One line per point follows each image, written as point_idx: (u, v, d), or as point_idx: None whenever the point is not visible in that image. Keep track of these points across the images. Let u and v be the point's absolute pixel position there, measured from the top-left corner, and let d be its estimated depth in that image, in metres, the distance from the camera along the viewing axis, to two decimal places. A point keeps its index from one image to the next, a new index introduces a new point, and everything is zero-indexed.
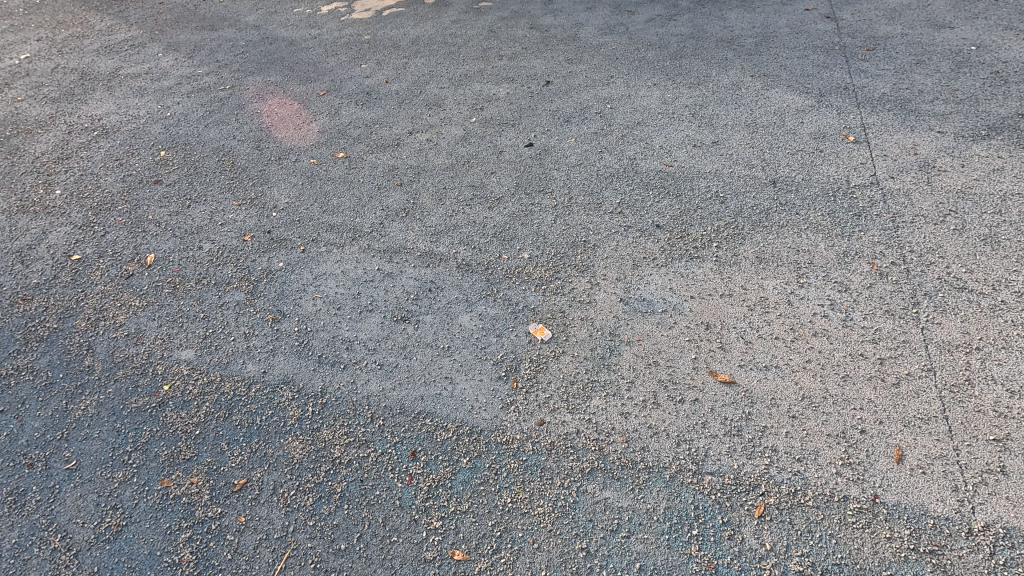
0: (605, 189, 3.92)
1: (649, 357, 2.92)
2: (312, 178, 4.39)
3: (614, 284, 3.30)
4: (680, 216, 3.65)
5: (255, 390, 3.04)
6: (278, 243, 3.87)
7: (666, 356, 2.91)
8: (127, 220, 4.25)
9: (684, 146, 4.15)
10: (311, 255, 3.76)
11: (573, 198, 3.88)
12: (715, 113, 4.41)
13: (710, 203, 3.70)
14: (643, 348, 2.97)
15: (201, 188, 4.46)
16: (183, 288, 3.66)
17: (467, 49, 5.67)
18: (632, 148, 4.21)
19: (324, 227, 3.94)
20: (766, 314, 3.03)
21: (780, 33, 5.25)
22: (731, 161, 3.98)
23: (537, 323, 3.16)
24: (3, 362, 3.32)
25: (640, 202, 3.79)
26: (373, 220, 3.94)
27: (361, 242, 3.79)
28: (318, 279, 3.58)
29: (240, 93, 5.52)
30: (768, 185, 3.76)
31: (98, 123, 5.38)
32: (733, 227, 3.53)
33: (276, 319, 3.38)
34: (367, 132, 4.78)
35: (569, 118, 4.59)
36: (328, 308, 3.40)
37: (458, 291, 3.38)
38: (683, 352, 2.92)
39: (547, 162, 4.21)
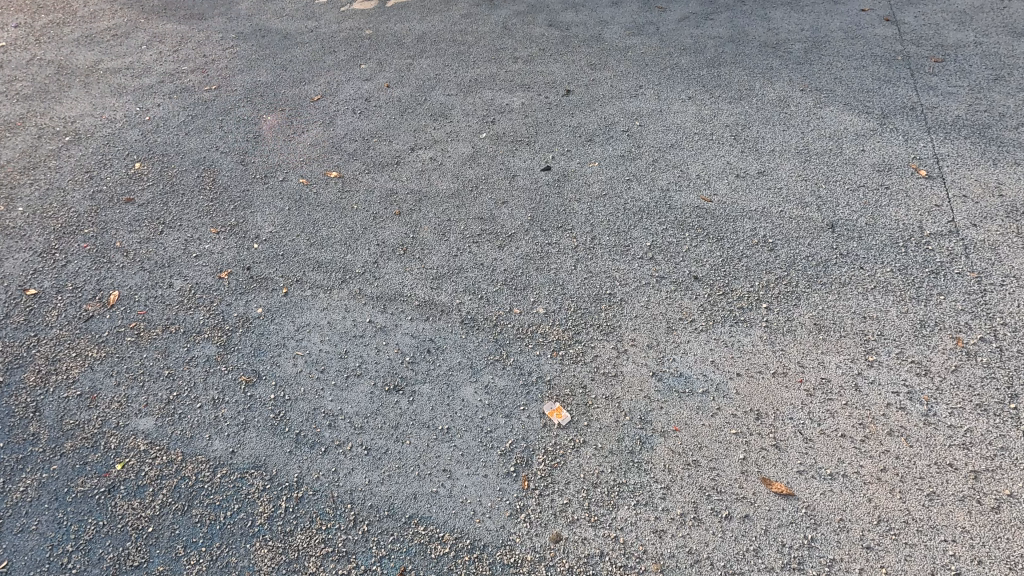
0: (633, 227, 3.39)
1: (687, 455, 2.44)
2: (300, 202, 3.89)
3: (644, 353, 2.80)
4: (722, 266, 3.12)
5: (220, 475, 2.60)
6: (257, 284, 3.39)
7: (709, 455, 2.43)
8: (92, 246, 3.78)
9: (725, 176, 3.60)
10: (294, 299, 3.28)
11: (595, 238, 3.36)
12: (761, 136, 3.84)
13: (757, 250, 3.17)
14: (681, 442, 2.48)
15: (176, 210, 3.97)
16: (147, 337, 3.20)
17: (478, 48, 5.10)
18: (664, 176, 3.67)
19: (311, 265, 3.46)
20: (829, 402, 2.53)
21: (833, 38, 4.63)
22: (780, 197, 3.43)
23: (553, 401, 2.67)
24: None
25: (675, 245, 3.26)
26: (366, 258, 3.44)
27: (351, 286, 3.30)
28: (301, 332, 3.11)
29: (227, 95, 5.00)
30: (825, 230, 3.22)
31: (71, 127, 4.89)
32: (785, 283, 3.00)
33: (250, 382, 2.91)
34: (364, 146, 4.26)
35: (593, 136, 4.03)
36: (311, 370, 2.93)
37: (461, 355, 2.90)
38: (729, 450, 2.44)
39: (566, 190, 3.68)
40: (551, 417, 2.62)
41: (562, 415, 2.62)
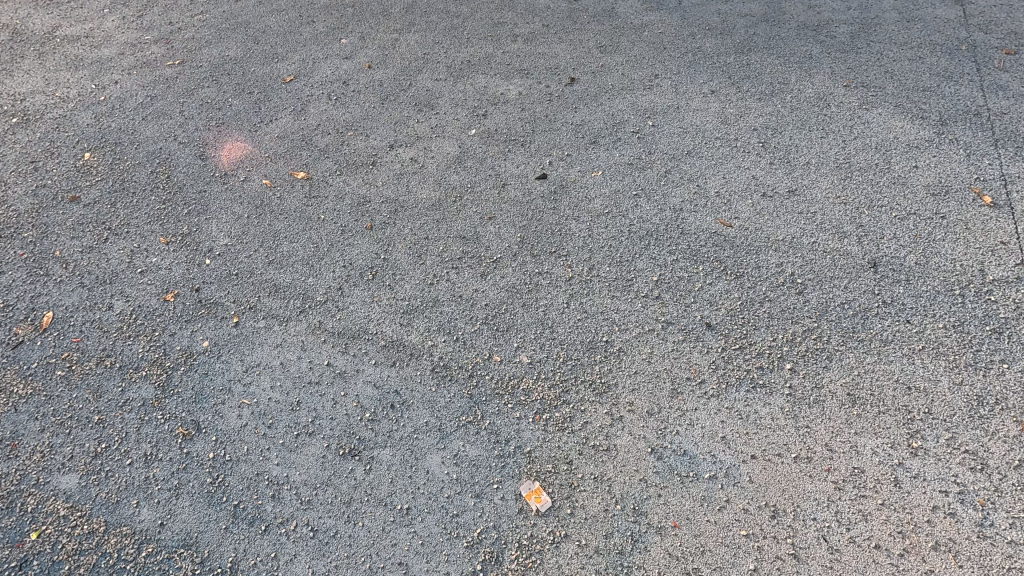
0: (638, 256, 2.91)
1: (686, 562, 2.04)
2: (261, 208, 3.43)
3: (642, 422, 2.38)
4: (741, 311, 2.65)
5: (146, 554, 2.26)
6: (206, 310, 2.98)
7: (712, 563, 2.03)
8: (28, 254, 3.36)
9: (749, 195, 3.08)
10: (245, 332, 2.87)
11: (594, 268, 2.89)
12: (794, 143, 3.29)
13: (783, 293, 2.69)
14: (680, 543, 2.08)
15: (124, 212, 3.52)
16: (80, 372, 2.82)
17: (473, 22, 4.48)
18: (678, 192, 3.15)
19: (267, 289, 3.03)
20: (862, 500, 2.11)
21: (885, 19, 3.97)
22: (814, 224, 2.92)
23: (532, 481, 2.28)
24: None
25: (686, 281, 2.78)
26: (330, 283, 3.01)
27: (310, 318, 2.88)
28: (249, 374, 2.71)
29: (191, 72, 4.46)
30: (865, 269, 2.72)
31: (18, 105, 4.38)
32: (815, 336, 2.53)
33: (188, 436, 2.54)
34: (337, 141, 3.75)
35: (597, 137, 3.49)
36: (257, 425, 2.55)
37: (429, 413, 2.50)
38: (738, 557, 2.04)
39: (563, 205, 3.18)
40: (529, 502, 2.23)
41: (542, 500, 2.23)
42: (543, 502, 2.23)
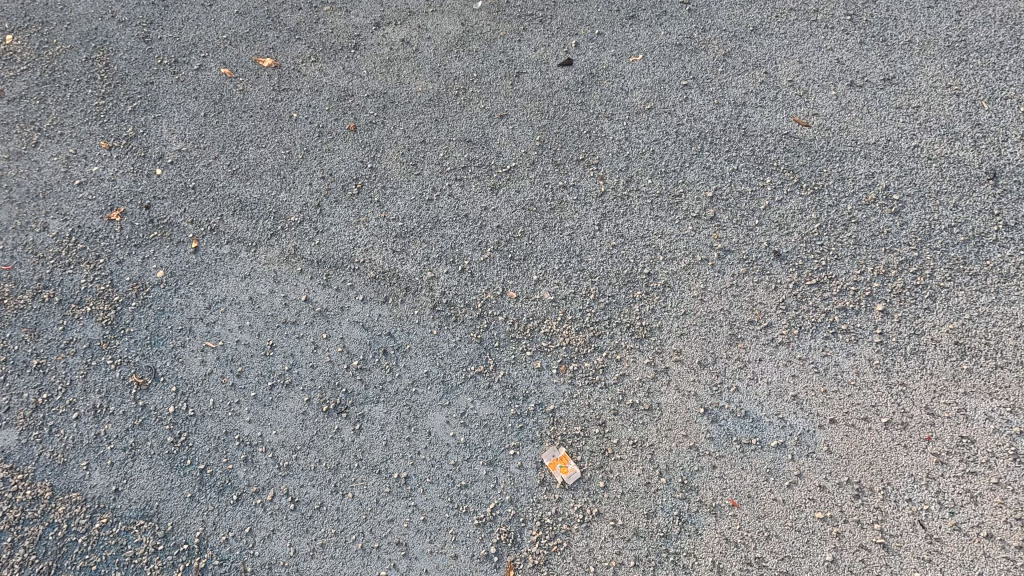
0: (688, 164, 2.32)
1: (745, 550, 1.69)
2: (220, 104, 2.79)
3: (693, 376, 1.93)
4: (819, 237, 2.10)
5: (99, 525, 1.92)
6: (159, 232, 2.46)
7: (778, 552, 1.67)
8: None
9: (833, 84, 2.41)
10: (207, 260, 2.37)
11: (632, 181, 2.31)
12: (894, 14, 2.54)
13: (874, 211, 2.12)
14: (740, 526, 1.71)
15: (56, 110, 2.88)
16: (12, 306, 2.35)
17: None
18: (742, 82, 2.47)
19: (229, 205, 2.49)
20: (971, 479, 1.69)
21: None
22: (916, 122, 2.28)
23: (557, 449, 1.87)
24: None
25: (749, 198, 2.21)
26: (307, 198, 2.46)
27: (284, 243, 2.37)
28: (213, 312, 2.25)
29: None
30: (982, 181, 2.14)
31: None
32: (916, 269, 2.00)
33: (143, 386, 2.13)
34: (310, 18, 3.00)
35: (637, 9, 2.73)
36: (224, 373, 2.13)
37: (430, 363, 2.06)
38: (811, 546, 1.66)
39: (594, 100, 2.53)
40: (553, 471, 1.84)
41: (568, 466, 1.84)
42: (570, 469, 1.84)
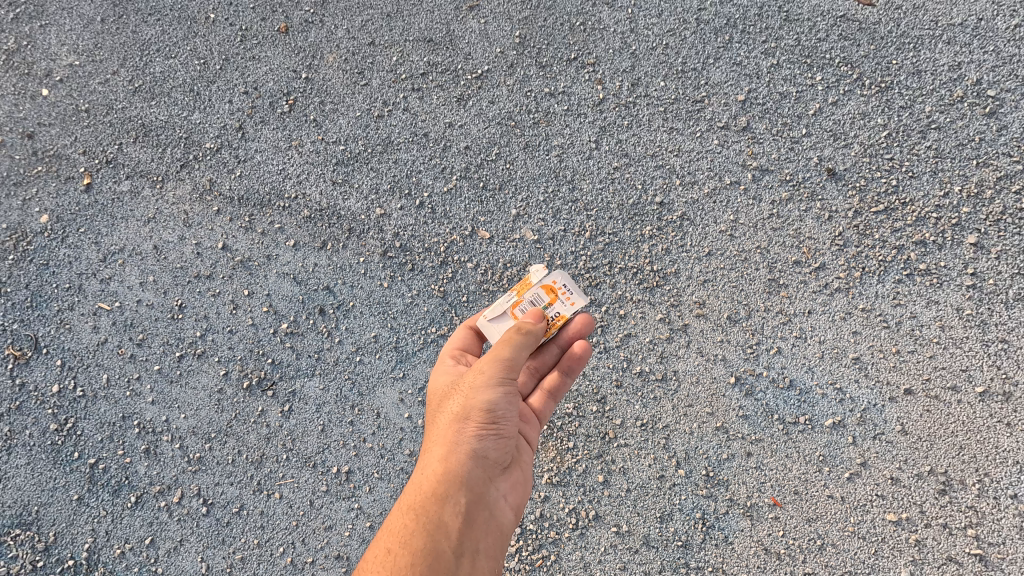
0: (716, 56, 1.73)
1: (789, 558, 1.36)
2: (122, 0, 2.04)
3: (721, 336, 1.46)
4: (886, 150, 1.59)
5: None
6: (38, 164, 1.93)
7: (830, 560, 1.35)
8: None
9: None
10: (94, 199, 1.86)
11: (640, 81, 1.73)
12: None
13: (957, 113, 1.61)
14: (784, 528, 1.37)
15: None
16: None
17: None
18: None
19: (160, 139, 1.87)
20: None
21: None
22: None
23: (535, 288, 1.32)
24: None
25: (793, 100, 1.67)
26: (226, 120, 1.91)
27: (195, 176, 1.86)
28: (106, 265, 1.78)
29: None
30: None
31: None
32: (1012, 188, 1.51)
33: (17, 359, 1.69)
34: None
35: None
36: (122, 342, 1.68)
37: (379, 325, 1.62)
38: (869, 553, 1.35)
39: None
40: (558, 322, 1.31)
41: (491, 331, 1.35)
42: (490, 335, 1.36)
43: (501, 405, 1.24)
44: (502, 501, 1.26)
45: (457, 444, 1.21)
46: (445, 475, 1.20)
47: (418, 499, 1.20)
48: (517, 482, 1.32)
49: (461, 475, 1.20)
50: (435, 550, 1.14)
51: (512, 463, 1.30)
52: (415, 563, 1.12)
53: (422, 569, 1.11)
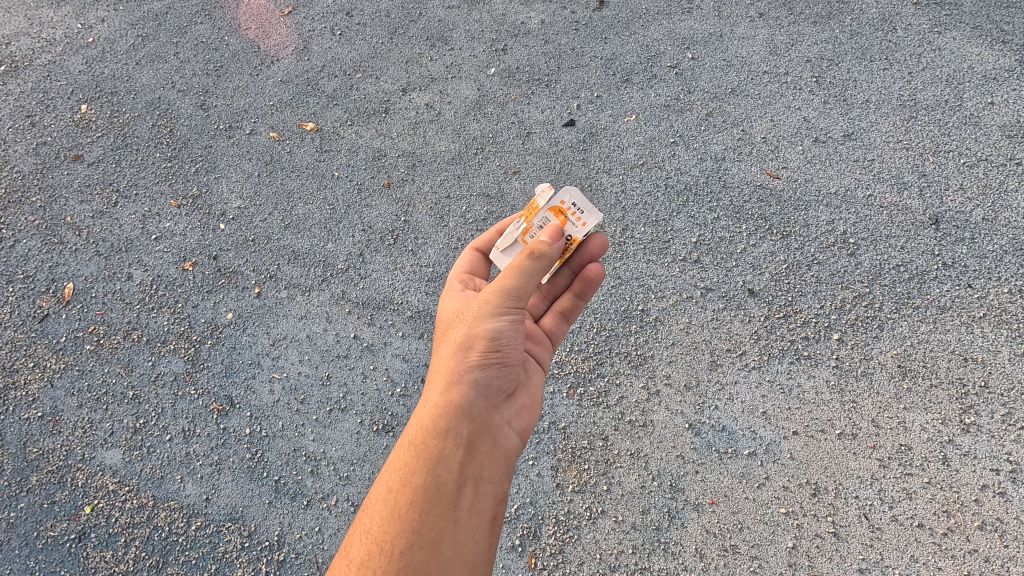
0: (676, 214, 2.70)
1: (724, 538, 2.06)
2: (295, 176, 3.19)
3: (681, 396, 2.30)
4: (786, 276, 2.49)
5: (194, 526, 2.35)
6: (226, 279, 2.90)
7: (752, 540, 2.05)
8: (42, 222, 3.26)
9: (799, 140, 2.81)
10: (268, 302, 2.81)
11: (628, 228, 2.68)
12: (853, 76, 2.95)
13: (832, 253, 2.51)
14: (719, 519, 2.09)
15: (131, 172, 3.37)
16: (109, 346, 2.81)
17: None
18: (721, 139, 2.88)
19: (317, 265, 2.88)
20: (907, 479, 2.06)
21: None
22: (871, 174, 2.66)
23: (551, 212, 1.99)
24: None
25: (727, 243, 2.60)
26: (350, 249, 2.90)
27: (333, 287, 2.80)
28: (276, 347, 2.69)
29: (182, 5, 4.09)
30: (926, 226, 2.49)
31: (7, 53, 4.03)
32: (865, 302, 2.38)
33: (221, 411, 2.57)
34: (346, 85, 3.49)
35: (631, 74, 3.15)
36: (289, 400, 2.56)
37: None
38: (776, 535, 2.04)
39: (594, 155, 2.91)
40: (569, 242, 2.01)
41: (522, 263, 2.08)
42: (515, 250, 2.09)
43: (497, 332, 1.80)
44: (506, 424, 1.86)
45: (458, 378, 1.76)
46: (446, 415, 1.72)
47: (422, 435, 1.71)
48: (502, 410, 1.87)
49: (460, 413, 1.74)
50: (434, 475, 1.65)
51: (504, 389, 1.86)
52: (419, 488, 1.63)
53: (423, 489, 1.62)
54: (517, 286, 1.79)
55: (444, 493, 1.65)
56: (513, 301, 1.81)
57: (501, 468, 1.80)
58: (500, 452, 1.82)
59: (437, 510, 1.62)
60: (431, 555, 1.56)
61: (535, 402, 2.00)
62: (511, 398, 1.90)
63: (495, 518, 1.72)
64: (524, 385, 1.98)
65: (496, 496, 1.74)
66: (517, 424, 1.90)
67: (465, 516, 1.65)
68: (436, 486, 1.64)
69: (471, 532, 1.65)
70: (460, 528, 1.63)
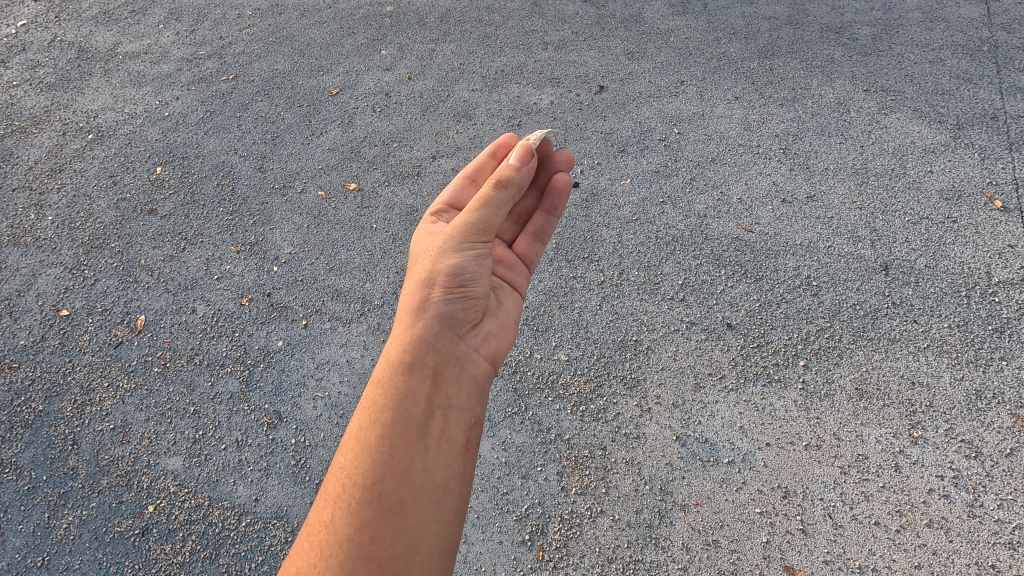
0: (665, 260, 3.16)
1: (708, 535, 2.35)
2: (338, 228, 3.73)
3: (670, 413, 2.67)
4: (760, 312, 2.91)
5: (245, 523, 2.68)
6: (278, 313, 3.37)
7: (732, 536, 2.34)
8: (118, 263, 3.73)
9: (770, 201, 3.33)
10: (314, 333, 3.26)
11: (624, 272, 3.15)
12: (814, 150, 3.53)
13: (799, 294, 2.95)
14: (703, 518, 2.39)
15: (198, 223, 3.89)
16: (173, 369, 3.21)
17: (506, 30, 4.82)
18: (703, 199, 3.39)
19: (356, 303, 3.36)
20: (865, 483, 2.39)
21: (906, 20, 4.30)
22: (830, 229, 3.16)
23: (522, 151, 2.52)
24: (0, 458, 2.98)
25: (709, 284, 3.04)
26: (386, 288, 3.40)
27: (369, 320, 3.27)
28: (320, 370, 3.12)
29: (245, 86, 4.78)
30: (877, 272, 2.97)
31: (93, 123, 4.66)
32: (827, 335, 2.79)
33: (271, 424, 2.96)
34: (384, 153, 4.09)
35: (626, 146, 3.72)
36: (330, 415, 2.96)
37: None
38: (752, 531, 2.34)
39: (594, 212, 3.41)
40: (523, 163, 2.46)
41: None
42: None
43: (456, 267, 2.14)
44: (471, 352, 2.11)
45: (422, 314, 2.05)
46: (410, 352, 1.99)
47: (388, 373, 1.96)
48: (477, 339, 2.16)
49: (422, 348, 2.01)
50: (402, 403, 1.90)
51: (465, 320, 2.12)
52: (389, 416, 1.87)
53: (394, 415, 1.87)
54: (482, 224, 2.21)
55: (412, 424, 1.87)
56: (471, 235, 2.20)
57: (469, 396, 2.03)
58: (468, 381, 2.05)
59: (405, 441, 1.84)
60: (404, 480, 1.77)
61: (504, 329, 2.27)
62: (475, 328, 2.16)
63: (467, 442, 1.93)
64: (489, 316, 2.25)
65: (464, 422, 1.96)
66: (483, 352, 2.15)
67: (434, 443, 1.86)
68: (403, 419, 1.87)
69: (441, 458, 1.86)
70: (430, 455, 1.84)
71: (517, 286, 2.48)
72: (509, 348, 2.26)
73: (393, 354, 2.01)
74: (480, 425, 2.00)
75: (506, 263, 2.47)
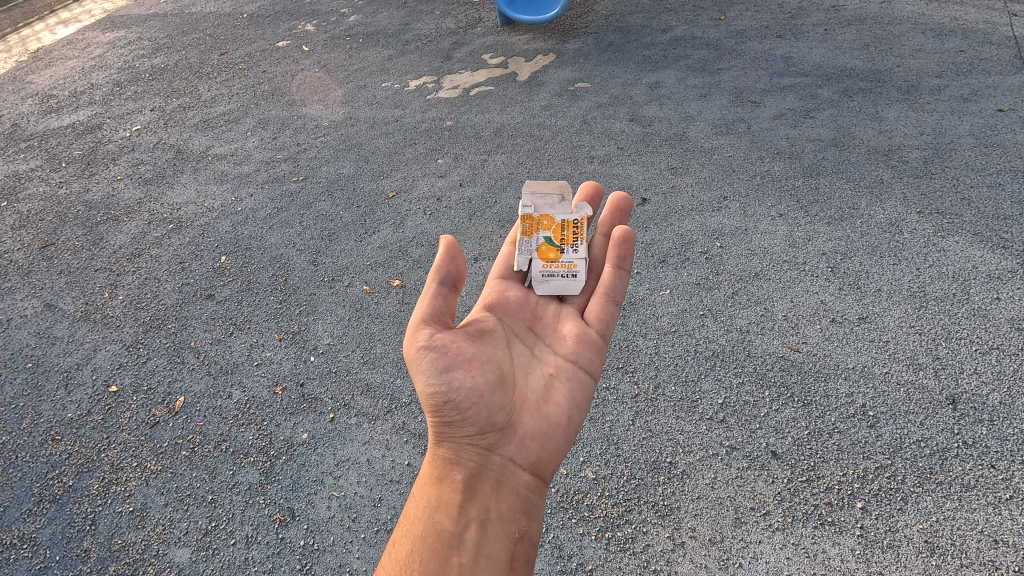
0: (703, 376, 3.01)
1: None
2: (377, 323, 3.81)
3: (705, 552, 2.39)
4: (809, 441, 2.66)
5: None
6: (308, 404, 3.38)
7: None
8: (170, 344, 3.91)
9: (818, 320, 3.18)
10: (340, 428, 3.23)
11: (659, 386, 3.00)
12: (864, 271, 3.39)
13: (853, 424, 2.70)
14: None
15: (249, 310, 4.08)
16: (200, 454, 3.23)
17: (555, 144, 5.11)
18: (745, 314, 3.27)
19: (385, 399, 3.34)
20: None
21: (959, 145, 4.26)
22: (887, 353, 2.95)
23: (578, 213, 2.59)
24: (21, 534, 2.98)
25: (751, 406, 2.84)
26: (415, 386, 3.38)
27: (395, 418, 3.23)
28: (340, 468, 3.05)
29: (312, 187, 5.20)
30: (943, 405, 2.70)
31: (175, 214, 5.14)
32: (888, 474, 2.50)
33: (283, 522, 2.86)
34: (428, 253, 4.26)
35: (666, 257, 3.71)
36: (343, 517, 2.84)
37: None
38: None
39: (631, 321, 3.34)
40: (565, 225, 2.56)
41: (577, 268, 2.46)
42: (566, 257, 2.48)
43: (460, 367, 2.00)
44: (508, 459, 1.99)
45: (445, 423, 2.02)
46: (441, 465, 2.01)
47: (425, 487, 2.01)
48: (516, 443, 2.01)
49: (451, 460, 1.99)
50: (434, 519, 1.91)
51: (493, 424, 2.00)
52: (423, 532, 1.90)
53: (426, 532, 1.89)
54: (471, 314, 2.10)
55: (443, 539, 1.87)
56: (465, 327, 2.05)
57: (512, 506, 1.94)
58: (507, 491, 1.96)
59: (438, 558, 1.83)
60: None
61: (552, 425, 2.05)
62: (511, 430, 2.01)
63: (510, 559, 1.85)
64: (532, 413, 2.06)
65: (505, 537, 1.88)
66: (524, 456, 2.01)
67: (468, 561, 1.81)
68: (436, 534, 1.88)
69: None
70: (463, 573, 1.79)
71: (587, 367, 2.20)
72: (561, 445, 2.05)
73: (428, 467, 2.05)
74: (527, 538, 1.91)
75: (572, 339, 2.27)
